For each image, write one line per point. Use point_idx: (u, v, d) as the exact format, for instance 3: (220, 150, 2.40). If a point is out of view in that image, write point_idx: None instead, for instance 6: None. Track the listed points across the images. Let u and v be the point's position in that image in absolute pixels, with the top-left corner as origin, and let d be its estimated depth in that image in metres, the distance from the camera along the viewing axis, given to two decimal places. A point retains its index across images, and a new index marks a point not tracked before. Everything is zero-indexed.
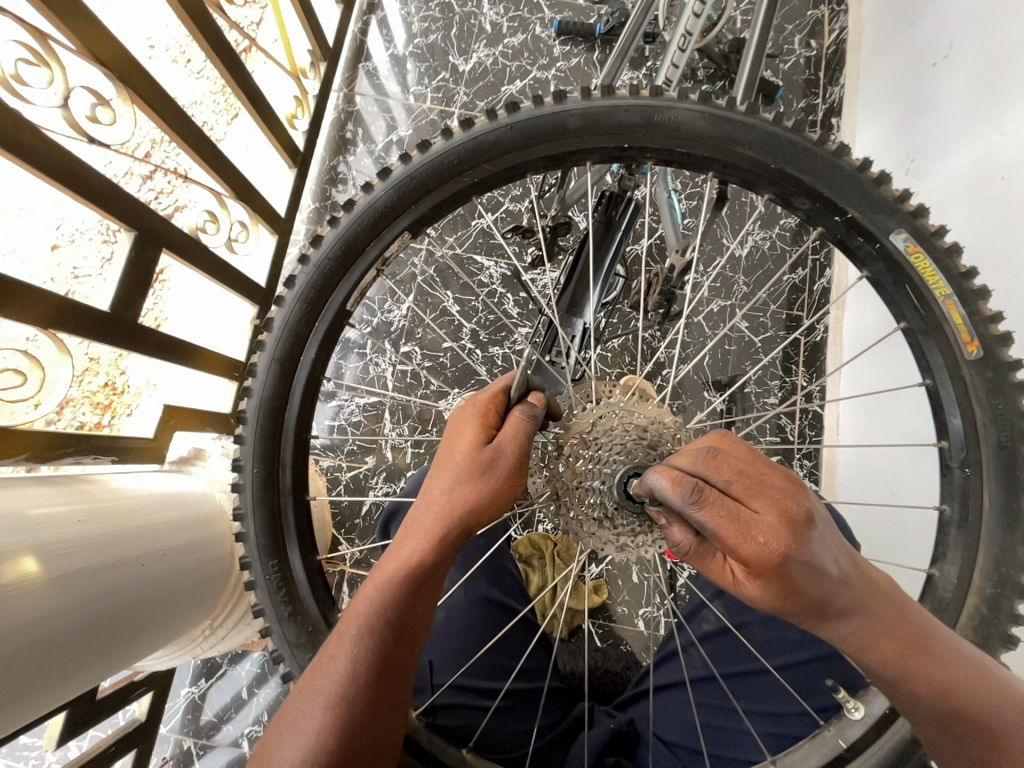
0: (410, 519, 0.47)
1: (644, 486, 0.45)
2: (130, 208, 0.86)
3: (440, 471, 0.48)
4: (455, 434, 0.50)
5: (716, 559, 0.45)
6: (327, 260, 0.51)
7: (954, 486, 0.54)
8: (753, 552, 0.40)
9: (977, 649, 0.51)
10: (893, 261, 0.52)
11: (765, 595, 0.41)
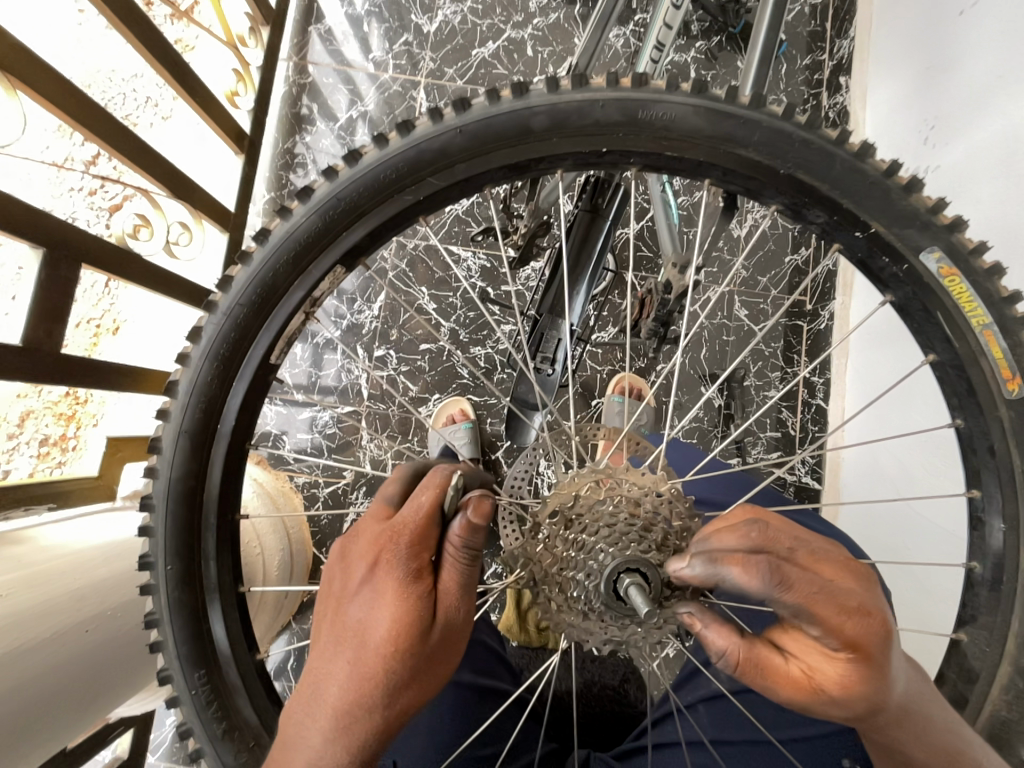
0: (309, 739, 0.31)
1: (699, 574, 0.31)
2: (36, 224, 0.73)
3: (362, 667, 0.32)
4: (379, 601, 0.33)
5: (773, 660, 0.31)
6: (238, 301, 0.38)
7: (985, 541, 0.41)
8: (860, 628, 0.29)
9: (1009, 727, 0.39)
10: (921, 284, 0.40)
11: (861, 694, 0.29)
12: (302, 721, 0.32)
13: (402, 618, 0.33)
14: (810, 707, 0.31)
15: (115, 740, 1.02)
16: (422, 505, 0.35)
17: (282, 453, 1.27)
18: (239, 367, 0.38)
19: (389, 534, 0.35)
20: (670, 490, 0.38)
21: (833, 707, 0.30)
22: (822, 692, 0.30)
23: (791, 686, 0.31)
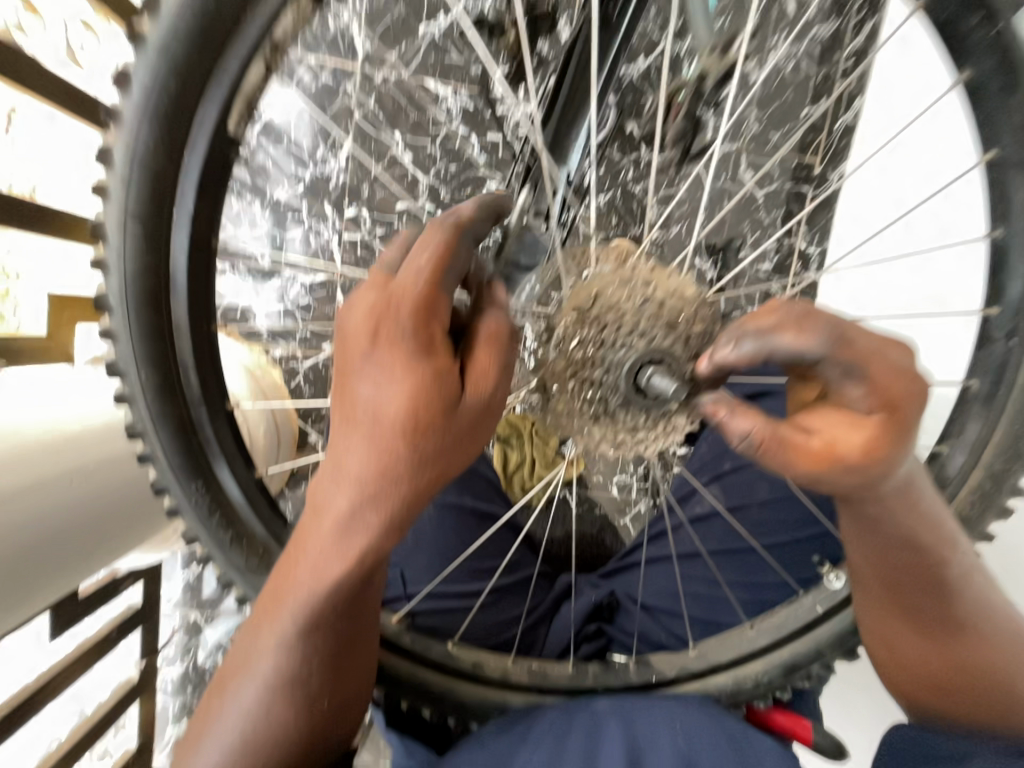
0: (334, 504, 0.31)
1: (747, 352, 0.30)
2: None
3: (376, 438, 0.31)
4: (388, 374, 0.31)
5: (798, 435, 0.31)
6: (169, 29, 0.29)
7: (989, 358, 0.42)
8: (903, 389, 0.30)
9: (969, 519, 0.43)
10: (1009, 54, 0.34)
11: (875, 462, 0.30)
12: (325, 490, 0.32)
13: (412, 388, 0.30)
14: (824, 478, 0.31)
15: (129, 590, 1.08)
16: (423, 266, 0.31)
17: (254, 325, 1.19)
18: (186, 130, 0.31)
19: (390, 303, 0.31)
20: (696, 294, 0.35)
21: (847, 475, 0.30)
22: (840, 461, 0.30)
23: (811, 459, 0.30)
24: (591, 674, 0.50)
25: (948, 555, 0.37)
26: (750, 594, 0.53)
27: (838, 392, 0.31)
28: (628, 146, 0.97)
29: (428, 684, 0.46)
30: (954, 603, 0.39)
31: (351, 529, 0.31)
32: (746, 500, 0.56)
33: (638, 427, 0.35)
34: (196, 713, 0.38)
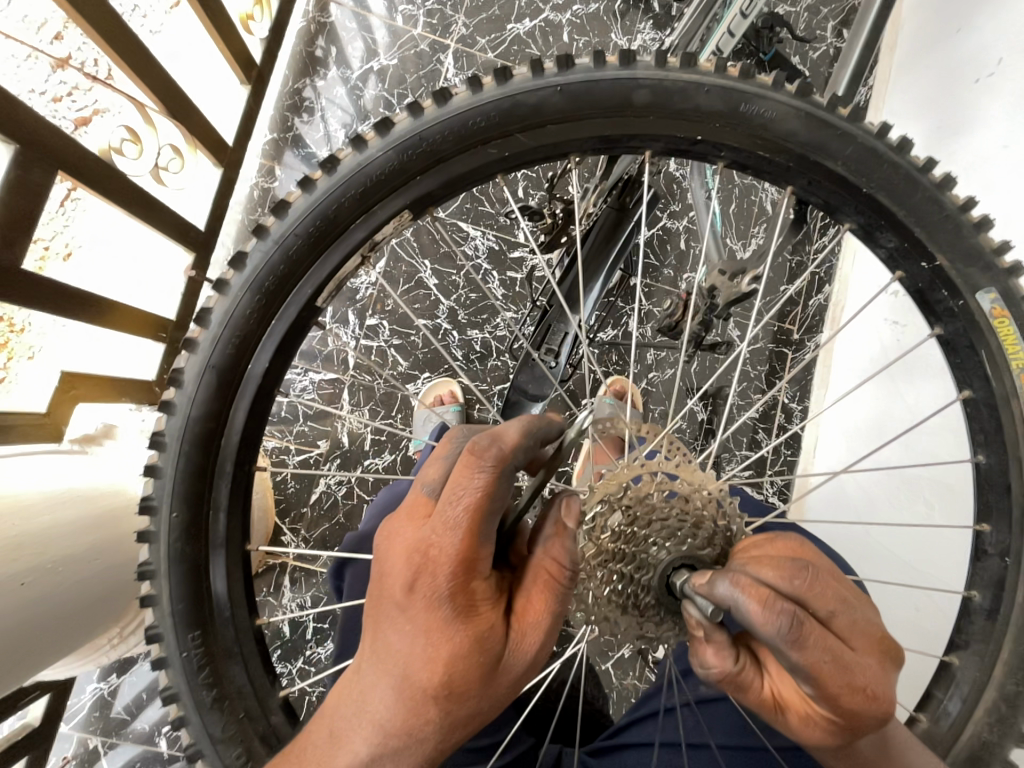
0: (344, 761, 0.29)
1: (719, 595, 0.28)
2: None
3: (404, 695, 0.30)
4: (423, 630, 0.30)
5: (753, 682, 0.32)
6: (293, 229, 0.34)
7: (986, 570, 0.44)
8: (857, 708, 0.28)
9: (987, 746, 0.41)
10: (972, 322, 0.41)
11: (820, 739, 0.31)
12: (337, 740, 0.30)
13: (448, 652, 0.30)
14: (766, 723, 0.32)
15: (29, 704, 0.93)
16: (465, 522, 0.29)
17: None
18: (282, 304, 0.35)
19: (430, 558, 0.29)
20: (720, 492, 0.37)
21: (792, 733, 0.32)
22: (782, 719, 0.32)
23: (757, 705, 0.32)
24: None
25: None
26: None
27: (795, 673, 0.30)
28: (631, 301, 1.10)
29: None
30: None
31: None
32: None
33: (663, 622, 0.35)
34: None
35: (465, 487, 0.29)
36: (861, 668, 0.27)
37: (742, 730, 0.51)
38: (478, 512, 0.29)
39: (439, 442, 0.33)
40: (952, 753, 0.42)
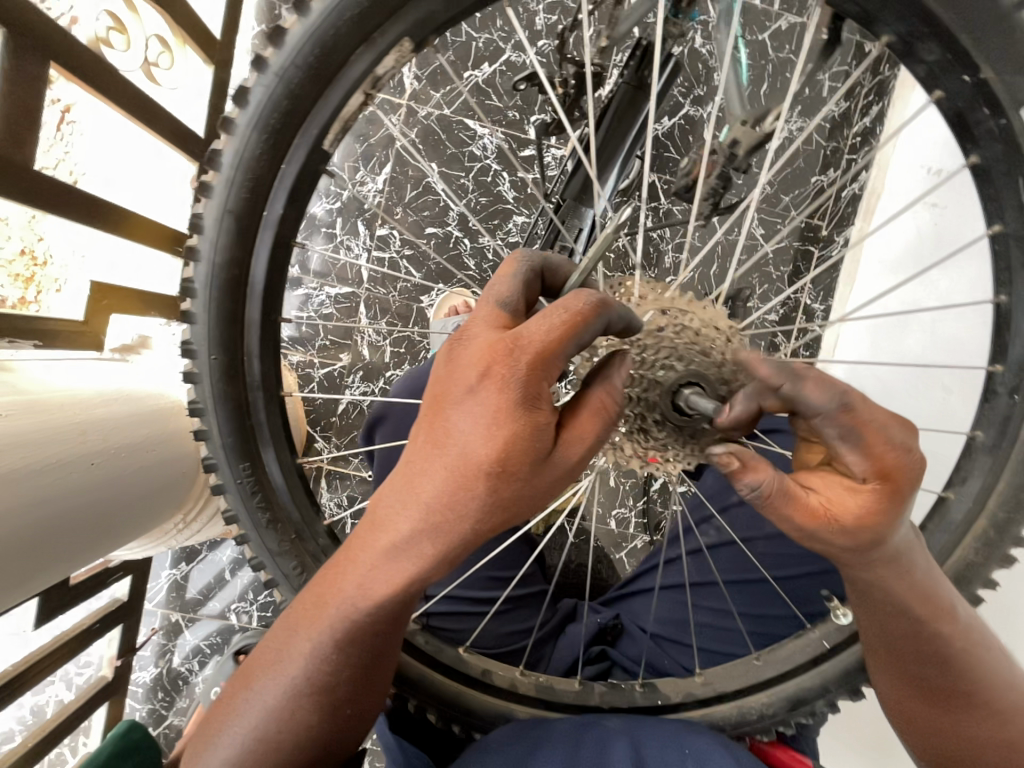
0: (398, 529, 0.34)
1: (738, 409, 0.34)
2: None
3: (456, 477, 0.33)
4: (484, 417, 0.33)
5: (800, 493, 0.35)
6: (293, 59, 0.33)
7: (991, 413, 0.45)
8: (898, 460, 0.33)
9: (971, 566, 0.45)
10: (1011, 143, 0.38)
11: (871, 520, 0.34)
12: (393, 514, 0.34)
13: (505, 440, 0.33)
14: (822, 534, 0.35)
15: (116, 582, 1.07)
16: (553, 329, 0.33)
17: None
18: (291, 147, 0.35)
19: (509, 347, 0.33)
20: (729, 329, 0.38)
21: (850, 525, 0.35)
22: (837, 519, 0.35)
23: (811, 511, 0.35)
24: (596, 693, 0.50)
25: (944, 629, 0.39)
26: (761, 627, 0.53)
27: (840, 457, 0.34)
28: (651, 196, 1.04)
29: (439, 687, 0.46)
30: (948, 684, 0.41)
31: (404, 551, 0.35)
32: (752, 533, 0.56)
33: (669, 445, 0.38)
34: (208, 713, 0.40)
35: (561, 298, 0.34)
36: (895, 428, 0.33)
37: (744, 566, 0.56)
38: (569, 325, 0.33)
39: (505, 267, 0.39)
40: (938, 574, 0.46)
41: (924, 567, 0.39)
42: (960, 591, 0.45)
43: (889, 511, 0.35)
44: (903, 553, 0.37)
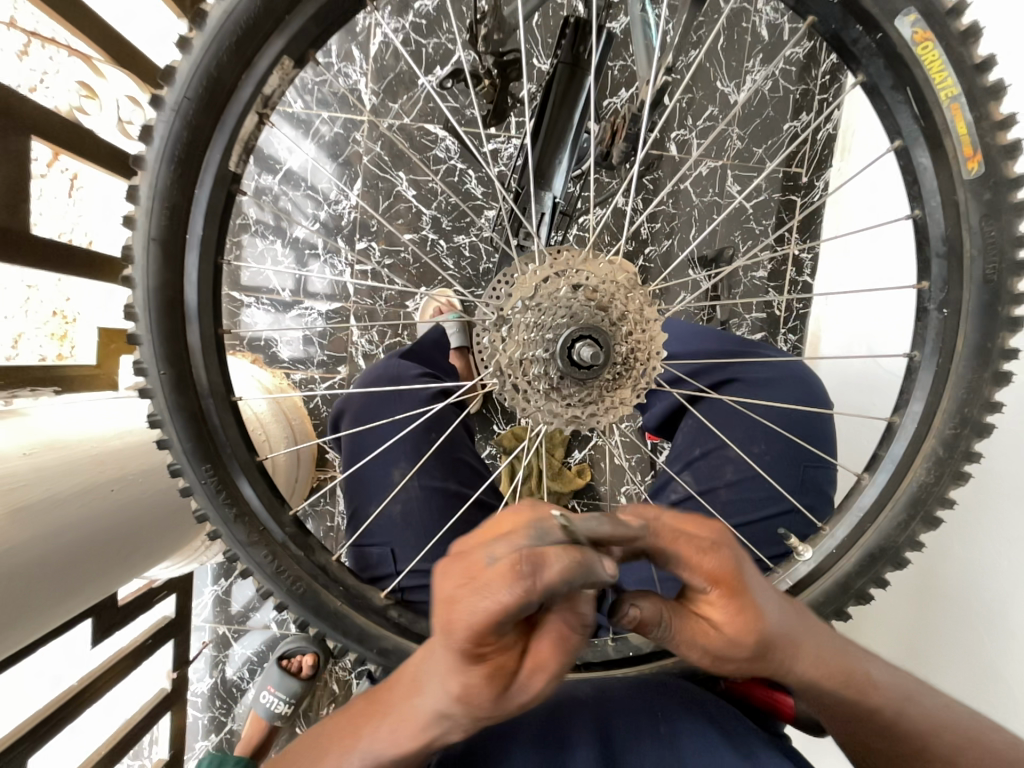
0: (419, 702, 0.34)
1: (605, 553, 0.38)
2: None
3: (450, 695, 0.32)
4: (453, 664, 0.31)
5: (684, 618, 0.37)
6: (185, 95, 0.37)
7: (924, 333, 0.44)
8: (715, 564, 0.34)
9: (926, 487, 0.45)
10: (893, 55, 0.38)
11: (741, 629, 0.35)
12: (421, 685, 0.34)
13: (471, 684, 0.31)
14: (714, 650, 0.36)
15: (162, 600, 1.16)
16: (491, 615, 0.28)
17: (278, 353, 1.29)
18: (199, 171, 0.39)
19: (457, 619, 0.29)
20: (626, 278, 0.39)
21: (721, 640, 0.36)
22: (718, 637, 0.35)
23: (696, 641, 0.36)
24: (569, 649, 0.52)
25: (866, 694, 0.41)
26: None
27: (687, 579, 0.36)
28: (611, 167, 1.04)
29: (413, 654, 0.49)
30: (891, 736, 0.42)
31: (425, 727, 0.35)
32: (714, 483, 0.58)
33: (576, 401, 0.40)
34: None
35: (508, 566, 0.28)
36: (682, 537, 0.33)
37: None
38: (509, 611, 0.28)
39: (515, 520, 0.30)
40: (893, 500, 0.46)
41: (832, 655, 0.40)
42: (917, 511, 0.45)
43: (736, 617, 0.35)
44: (790, 652, 0.37)
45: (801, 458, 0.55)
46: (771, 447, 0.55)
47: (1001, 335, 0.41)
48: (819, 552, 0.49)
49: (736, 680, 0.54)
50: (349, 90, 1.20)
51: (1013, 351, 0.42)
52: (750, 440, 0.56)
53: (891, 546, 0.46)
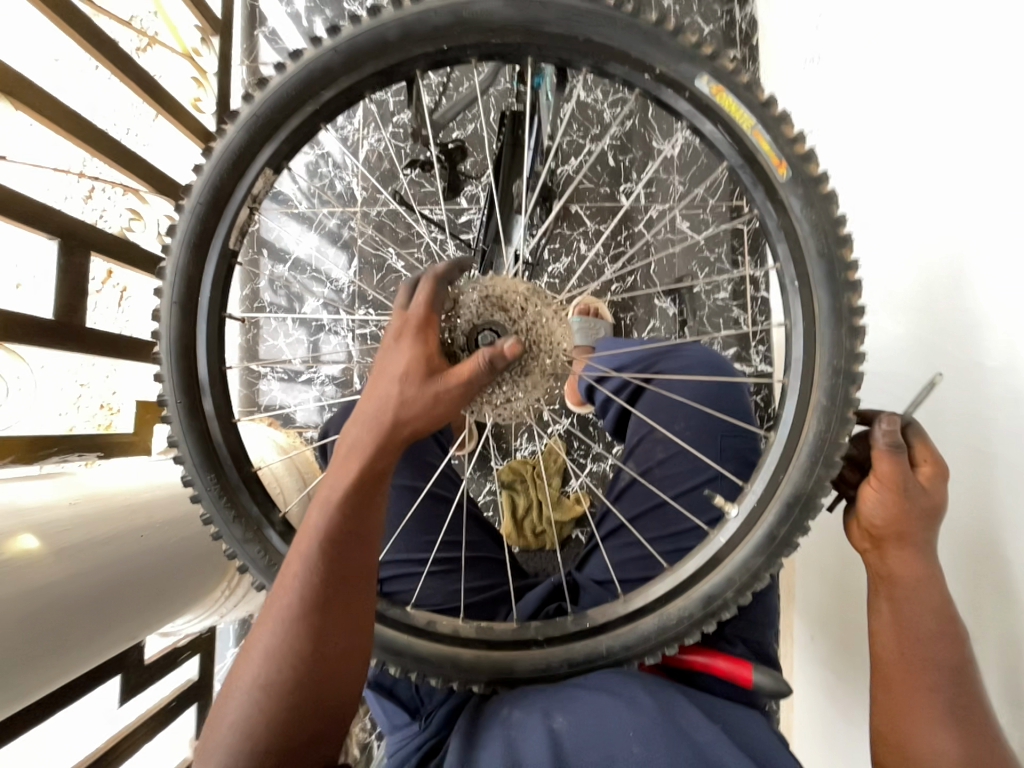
0: (364, 422, 0.47)
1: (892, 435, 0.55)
2: (57, 223, 0.90)
3: (393, 387, 0.47)
4: (400, 354, 0.48)
5: (896, 495, 0.55)
6: (199, 203, 0.53)
7: (789, 305, 0.53)
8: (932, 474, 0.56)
9: (825, 438, 0.51)
10: (703, 106, 0.51)
11: (932, 499, 0.56)
12: (366, 408, 0.48)
13: (411, 361, 0.48)
14: (905, 514, 0.55)
15: (185, 661, 1.21)
16: (420, 299, 0.50)
17: (292, 416, 1.44)
18: (208, 252, 0.54)
19: (405, 321, 0.50)
20: (523, 288, 0.53)
21: (920, 506, 0.55)
22: (912, 511, 0.55)
23: (895, 502, 0.55)
24: (532, 627, 0.59)
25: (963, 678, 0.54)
26: (674, 543, 0.63)
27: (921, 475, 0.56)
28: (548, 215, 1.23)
29: (388, 638, 0.56)
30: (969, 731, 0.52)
31: (375, 438, 0.47)
32: (649, 463, 0.68)
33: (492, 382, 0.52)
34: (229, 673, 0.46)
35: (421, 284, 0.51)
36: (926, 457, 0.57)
37: (649, 496, 0.67)
38: (430, 296, 0.50)
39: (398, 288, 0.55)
40: (797, 452, 0.52)
41: (952, 631, 0.55)
42: (822, 460, 0.51)
43: (931, 501, 0.56)
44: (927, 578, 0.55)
45: (718, 430, 0.64)
46: (691, 423, 0.66)
47: (847, 296, 0.49)
48: (746, 509, 0.55)
49: (702, 658, 0.60)
50: (344, 189, 1.43)
51: (860, 308, 0.49)
52: (672, 420, 0.67)
53: (804, 495, 0.51)
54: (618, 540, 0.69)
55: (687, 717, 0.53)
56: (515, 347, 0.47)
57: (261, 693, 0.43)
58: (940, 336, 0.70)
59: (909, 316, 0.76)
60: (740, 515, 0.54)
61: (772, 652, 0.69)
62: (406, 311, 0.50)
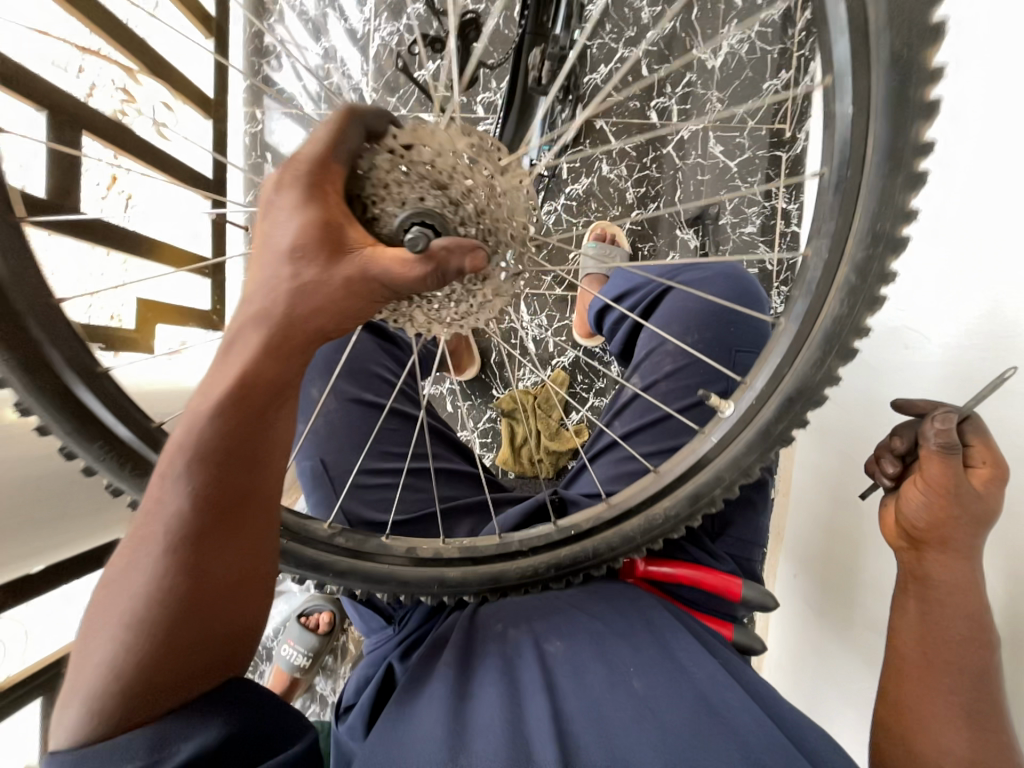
0: (253, 306, 0.41)
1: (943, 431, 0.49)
2: (44, 93, 0.83)
3: (292, 268, 0.40)
4: (292, 223, 0.39)
5: (941, 497, 0.49)
6: None
7: (834, 139, 0.39)
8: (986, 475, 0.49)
9: (840, 322, 0.43)
10: None
11: (981, 507, 0.49)
12: (256, 291, 0.41)
13: (312, 237, 0.39)
14: (950, 518, 0.50)
15: None
16: (315, 143, 0.40)
17: None
18: None
19: (298, 175, 0.40)
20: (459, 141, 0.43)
21: (969, 513, 0.49)
22: (958, 516, 0.50)
23: (938, 506, 0.50)
24: (515, 541, 0.60)
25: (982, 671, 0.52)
26: None
27: (977, 479, 0.49)
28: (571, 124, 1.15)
29: (370, 570, 0.59)
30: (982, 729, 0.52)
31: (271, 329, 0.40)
32: (654, 377, 0.66)
33: (441, 296, 0.50)
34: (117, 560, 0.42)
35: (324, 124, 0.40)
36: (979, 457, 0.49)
37: (651, 410, 0.67)
38: (331, 143, 0.40)
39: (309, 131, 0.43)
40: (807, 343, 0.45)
41: (978, 631, 0.52)
42: (831, 355, 0.45)
43: (980, 510, 0.49)
44: (967, 584, 0.52)
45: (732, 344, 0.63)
46: (703, 334, 0.64)
47: (916, 125, 0.36)
48: (740, 407, 0.51)
49: (691, 572, 0.61)
50: (351, 89, 1.32)
51: (931, 142, 0.37)
52: (685, 332, 0.64)
53: (808, 389, 0.47)
54: (616, 456, 0.68)
55: (679, 656, 0.56)
56: (477, 258, 0.41)
57: (142, 588, 0.40)
58: (988, 263, 0.64)
59: (954, 240, 0.68)
60: (734, 414, 0.51)
61: (757, 571, 0.70)
62: (297, 157, 0.40)
